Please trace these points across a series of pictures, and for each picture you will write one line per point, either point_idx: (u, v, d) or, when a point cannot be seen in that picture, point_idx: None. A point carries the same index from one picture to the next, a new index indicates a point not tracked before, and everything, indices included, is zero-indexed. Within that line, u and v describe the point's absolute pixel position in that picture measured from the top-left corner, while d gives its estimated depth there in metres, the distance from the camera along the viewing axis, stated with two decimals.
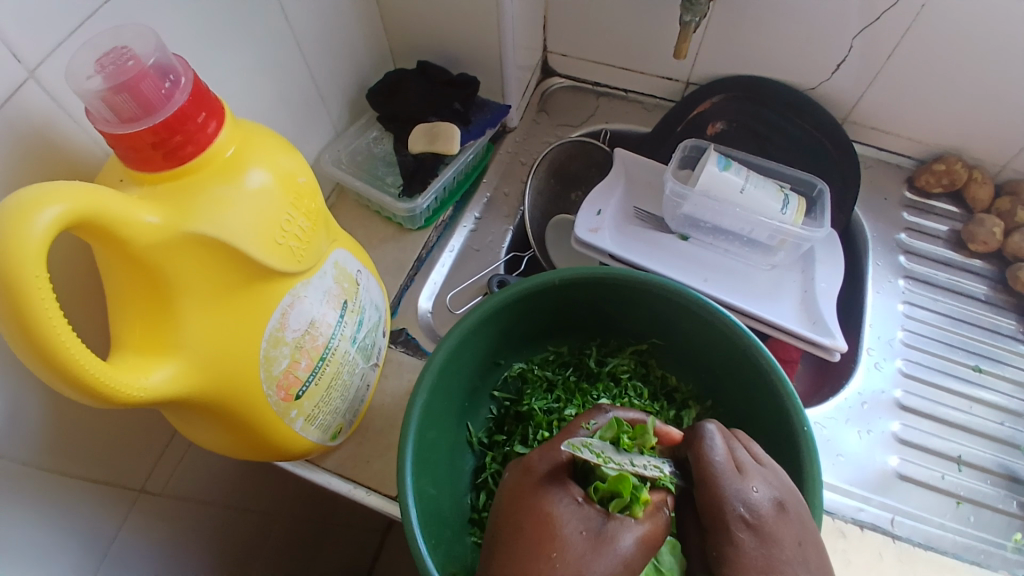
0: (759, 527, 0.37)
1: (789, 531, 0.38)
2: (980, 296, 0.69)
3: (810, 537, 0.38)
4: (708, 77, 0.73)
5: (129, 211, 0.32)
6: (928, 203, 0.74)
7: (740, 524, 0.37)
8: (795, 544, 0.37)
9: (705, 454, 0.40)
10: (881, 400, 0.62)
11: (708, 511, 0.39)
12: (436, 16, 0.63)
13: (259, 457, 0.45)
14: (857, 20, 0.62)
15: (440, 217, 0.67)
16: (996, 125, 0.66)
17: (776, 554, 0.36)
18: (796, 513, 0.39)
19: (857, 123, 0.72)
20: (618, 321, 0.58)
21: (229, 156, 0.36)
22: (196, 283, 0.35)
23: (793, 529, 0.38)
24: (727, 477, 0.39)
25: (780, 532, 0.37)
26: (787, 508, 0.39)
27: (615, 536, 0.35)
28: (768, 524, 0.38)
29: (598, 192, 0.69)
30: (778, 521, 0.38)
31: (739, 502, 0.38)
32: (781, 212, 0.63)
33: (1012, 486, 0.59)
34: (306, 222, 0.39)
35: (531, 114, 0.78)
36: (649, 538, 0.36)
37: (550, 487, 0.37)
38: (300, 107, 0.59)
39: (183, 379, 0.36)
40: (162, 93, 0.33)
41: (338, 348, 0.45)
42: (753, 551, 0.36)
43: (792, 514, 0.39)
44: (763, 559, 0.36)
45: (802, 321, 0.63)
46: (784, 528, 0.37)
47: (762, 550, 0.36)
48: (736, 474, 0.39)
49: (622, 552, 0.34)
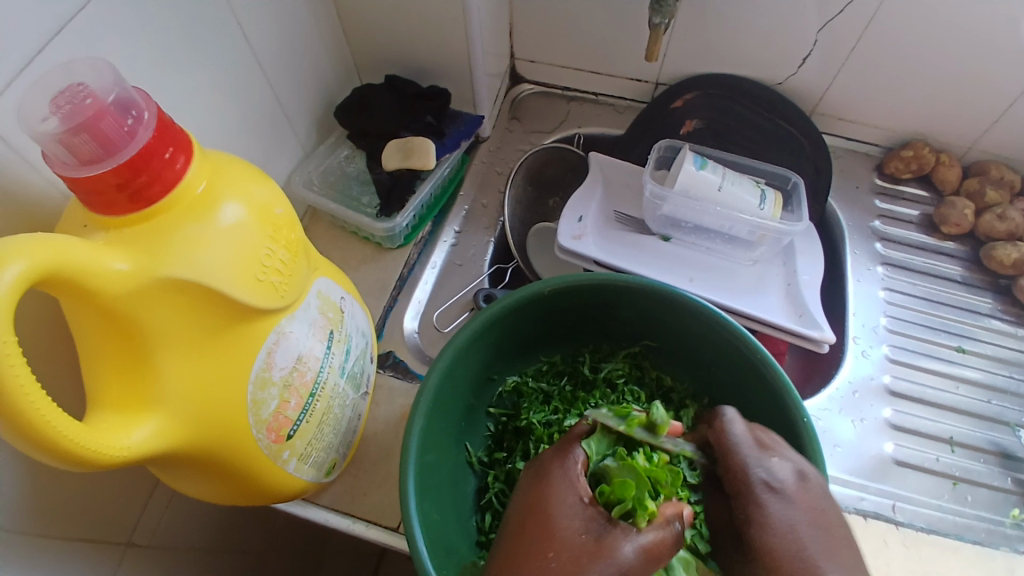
0: (783, 493, 0.37)
1: (811, 499, 0.37)
2: (957, 276, 0.71)
3: (835, 506, 0.37)
4: (678, 76, 0.73)
5: (97, 260, 0.30)
6: (898, 188, 0.75)
7: (762, 488, 0.37)
8: (818, 510, 0.37)
9: (724, 430, 0.41)
10: (871, 386, 0.63)
11: (730, 478, 0.39)
12: (402, 29, 0.61)
13: (251, 502, 0.43)
14: (822, 13, 0.63)
15: (420, 233, 0.65)
16: (960, 108, 0.68)
17: (799, 518, 0.36)
18: (820, 482, 0.38)
19: (825, 114, 0.74)
20: (610, 326, 0.57)
21: (201, 192, 0.34)
22: (174, 330, 0.33)
23: (814, 496, 0.37)
24: (746, 449, 0.39)
25: (802, 497, 0.37)
26: (809, 478, 0.38)
27: (615, 543, 0.33)
28: (791, 491, 0.37)
29: (578, 198, 0.69)
30: (801, 490, 0.37)
31: (759, 472, 0.38)
32: (760, 208, 0.63)
33: (1005, 462, 0.60)
34: (287, 254, 0.37)
35: (503, 122, 0.77)
36: (654, 551, 0.34)
37: (558, 487, 0.36)
38: (266, 130, 0.56)
39: (164, 433, 0.33)
40: (124, 130, 0.31)
41: (327, 382, 0.44)
42: (777, 513, 0.36)
43: (814, 484, 0.38)
44: (787, 520, 0.36)
45: (789, 314, 0.63)
46: (808, 497, 0.37)
47: (783, 510, 0.36)
48: (758, 449, 0.39)
49: (621, 562, 0.32)
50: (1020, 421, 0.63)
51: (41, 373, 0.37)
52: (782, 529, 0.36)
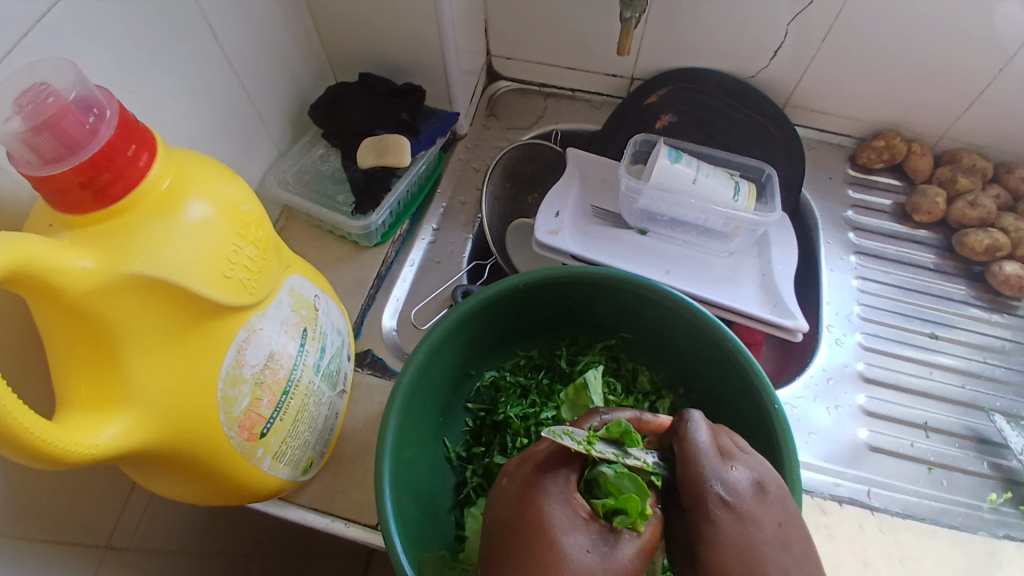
0: (740, 508, 0.35)
1: (761, 514, 0.35)
2: (930, 264, 0.72)
3: (791, 519, 0.36)
4: (652, 71, 0.74)
5: (61, 258, 0.30)
6: (870, 178, 0.76)
7: (718, 503, 0.35)
8: (775, 525, 0.35)
9: (686, 437, 0.37)
10: (845, 373, 0.64)
11: (687, 489, 0.36)
12: (374, 26, 0.61)
13: (227, 501, 0.43)
14: (790, 7, 0.63)
15: (397, 231, 0.65)
16: (929, 98, 0.69)
17: (753, 537, 0.34)
18: (778, 495, 0.36)
19: (797, 106, 0.75)
20: (587, 319, 0.58)
21: (166, 189, 0.33)
22: (142, 328, 0.33)
23: (772, 511, 0.35)
24: (708, 461, 0.36)
25: (759, 514, 0.35)
26: (768, 490, 0.36)
27: (623, 556, 0.33)
28: (746, 506, 0.35)
29: (555, 194, 0.69)
30: (758, 504, 0.35)
31: (719, 487, 0.35)
32: (734, 200, 0.64)
33: (980, 446, 0.61)
34: (255, 251, 0.37)
35: (480, 119, 0.77)
36: (650, 551, 0.35)
37: (557, 506, 0.34)
38: (238, 130, 0.56)
39: (134, 431, 0.33)
40: (87, 129, 0.31)
41: (301, 379, 0.44)
42: (731, 529, 0.34)
43: (773, 498, 0.36)
44: (741, 537, 0.34)
45: (763, 304, 0.64)
46: (763, 511, 0.35)
47: (739, 526, 0.34)
48: (718, 458, 0.37)
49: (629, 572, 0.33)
50: (993, 405, 0.64)
51: (10, 374, 0.37)
52: (735, 548, 0.33)
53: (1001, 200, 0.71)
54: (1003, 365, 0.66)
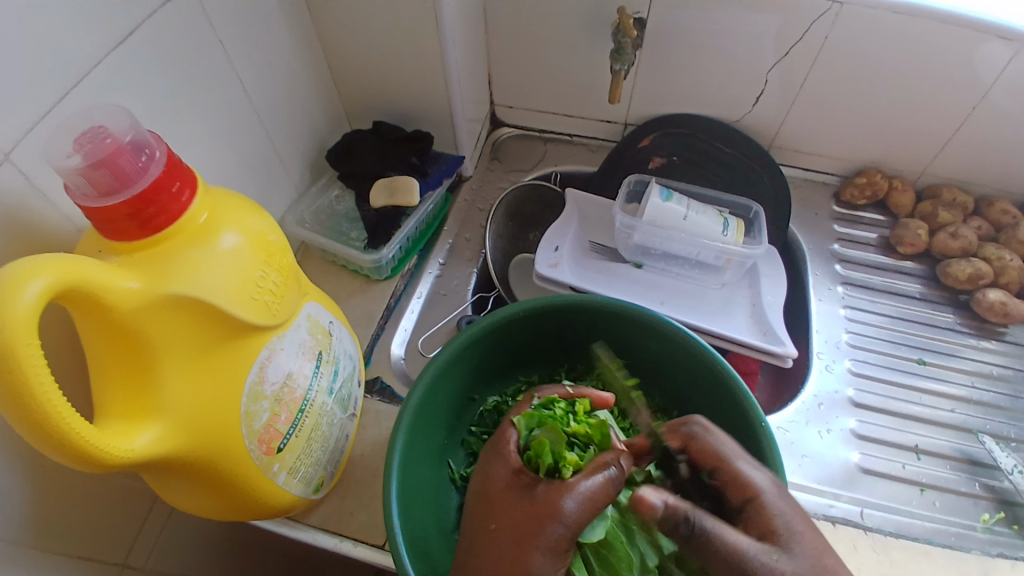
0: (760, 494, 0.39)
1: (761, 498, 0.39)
2: (916, 293, 0.75)
3: None
4: (644, 116, 0.79)
5: (111, 278, 0.34)
6: (855, 214, 0.80)
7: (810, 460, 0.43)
8: None
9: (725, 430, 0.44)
10: (836, 399, 0.67)
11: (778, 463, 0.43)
12: (386, 78, 0.67)
13: (243, 516, 0.46)
14: (770, 54, 0.69)
15: (406, 265, 0.69)
16: (905, 137, 0.74)
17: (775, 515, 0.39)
18: None
19: (782, 148, 0.80)
20: (585, 346, 0.61)
21: (202, 222, 0.38)
22: (176, 343, 0.36)
23: None
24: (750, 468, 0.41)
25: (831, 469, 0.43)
26: None
27: (555, 501, 0.38)
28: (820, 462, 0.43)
29: (554, 229, 0.73)
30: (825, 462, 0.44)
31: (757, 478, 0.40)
32: (722, 234, 0.68)
33: (972, 468, 0.63)
34: (278, 277, 0.41)
35: (485, 163, 0.82)
36: (593, 497, 0.38)
37: (508, 474, 0.41)
38: (260, 171, 0.61)
39: (166, 438, 0.37)
40: (138, 167, 0.36)
41: (315, 400, 0.47)
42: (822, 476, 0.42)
43: None
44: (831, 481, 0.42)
45: (755, 333, 0.67)
46: None
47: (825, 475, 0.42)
48: None
49: (563, 515, 0.37)
50: (982, 428, 0.66)
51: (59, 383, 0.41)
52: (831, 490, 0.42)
53: (982, 231, 0.75)
54: (992, 390, 0.68)
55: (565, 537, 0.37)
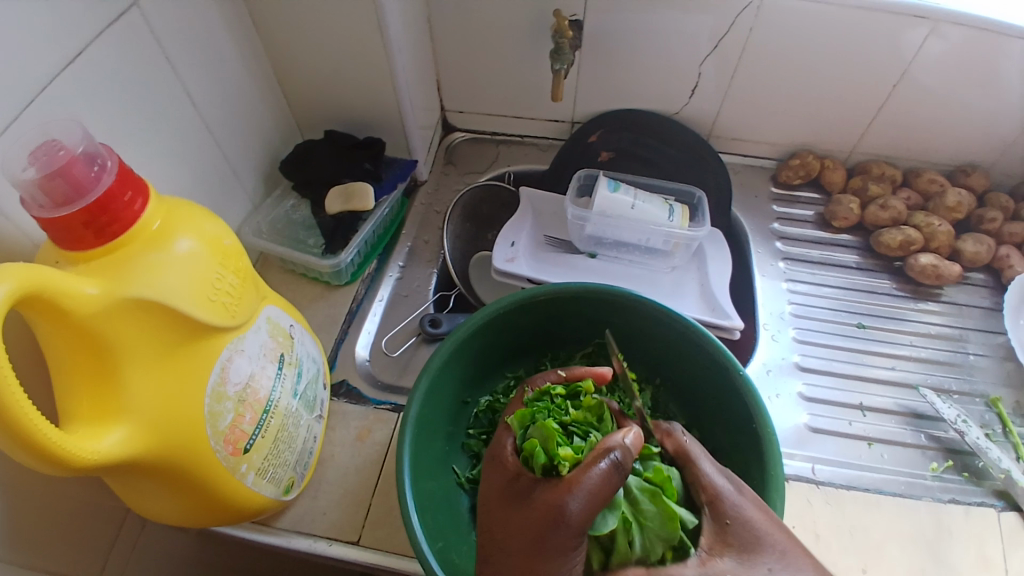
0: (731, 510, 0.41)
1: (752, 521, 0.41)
2: (854, 264, 0.80)
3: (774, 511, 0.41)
4: (589, 114, 0.83)
5: (71, 284, 0.35)
6: (793, 194, 0.85)
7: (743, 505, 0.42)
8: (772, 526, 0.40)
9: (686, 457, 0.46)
10: (784, 367, 0.71)
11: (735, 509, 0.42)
12: (336, 89, 0.69)
13: (212, 518, 0.47)
14: (701, 48, 0.73)
15: (365, 269, 0.71)
16: (832, 118, 0.79)
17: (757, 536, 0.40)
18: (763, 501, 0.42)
19: (720, 136, 0.84)
20: (560, 334, 0.63)
21: (156, 229, 0.39)
22: (138, 345, 0.37)
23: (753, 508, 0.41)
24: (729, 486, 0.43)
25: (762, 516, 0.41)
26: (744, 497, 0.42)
27: (556, 501, 0.38)
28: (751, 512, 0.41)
29: (510, 226, 0.76)
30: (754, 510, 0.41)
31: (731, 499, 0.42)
32: (669, 220, 0.71)
33: (916, 421, 0.67)
34: (235, 279, 0.43)
35: (439, 167, 0.85)
36: (593, 491, 0.38)
37: (507, 480, 0.44)
38: (215, 184, 0.62)
39: (132, 439, 0.38)
40: (92, 176, 0.37)
41: (280, 401, 0.48)
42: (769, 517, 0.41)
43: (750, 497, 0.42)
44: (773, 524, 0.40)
45: (703, 309, 0.71)
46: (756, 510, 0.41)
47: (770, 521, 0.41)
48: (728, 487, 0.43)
49: (563, 513, 0.37)
50: (921, 383, 0.70)
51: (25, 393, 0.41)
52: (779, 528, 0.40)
53: (912, 201, 0.80)
54: (930, 347, 0.73)
55: (570, 535, 0.37)
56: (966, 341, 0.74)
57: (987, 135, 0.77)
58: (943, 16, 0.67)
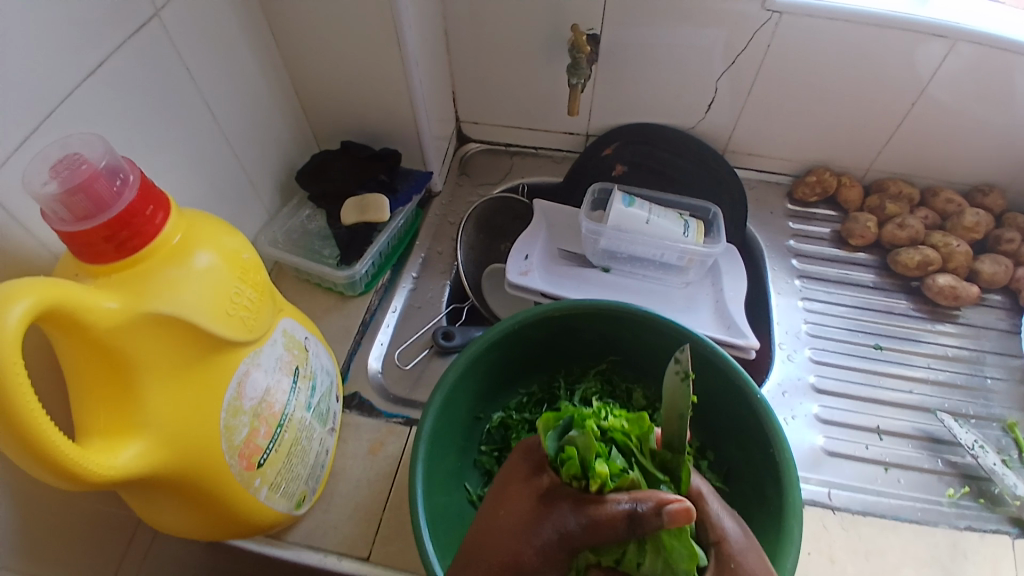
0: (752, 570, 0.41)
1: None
2: (870, 283, 0.79)
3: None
4: (604, 127, 0.83)
5: (90, 299, 0.35)
6: (808, 211, 0.84)
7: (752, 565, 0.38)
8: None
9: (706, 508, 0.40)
10: (799, 386, 0.70)
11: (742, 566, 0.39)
12: (352, 100, 0.69)
13: (225, 532, 0.46)
14: (718, 64, 0.73)
15: (379, 280, 0.71)
16: (849, 135, 0.79)
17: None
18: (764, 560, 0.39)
19: (736, 151, 0.84)
20: (574, 349, 0.63)
21: (176, 243, 0.39)
22: (156, 360, 0.37)
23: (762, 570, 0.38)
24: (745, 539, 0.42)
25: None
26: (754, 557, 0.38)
27: (561, 511, 0.36)
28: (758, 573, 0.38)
29: (524, 239, 0.76)
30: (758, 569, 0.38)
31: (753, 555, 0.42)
32: (683, 236, 0.71)
33: (934, 445, 0.66)
34: (253, 293, 0.43)
35: (454, 178, 0.85)
36: (599, 523, 0.34)
37: (531, 472, 0.40)
38: (231, 194, 0.62)
39: (148, 454, 0.38)
40: (113, 191, 0.37)
41: (294, 415, 0.48)
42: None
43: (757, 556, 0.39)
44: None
45: (718, 326, 0.71)
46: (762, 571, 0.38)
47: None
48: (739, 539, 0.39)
49: (561, 526, 0.35)
50: (939, 406, 0.69)
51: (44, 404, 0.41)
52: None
53: (929, 220, 0.79)
54: (948, 370, 0.72)
55: (559, 547, 0.35)
56: (984, 365, 0.73)
57: (1005, 154, 0.77)
58: (962, 35, 0.66)
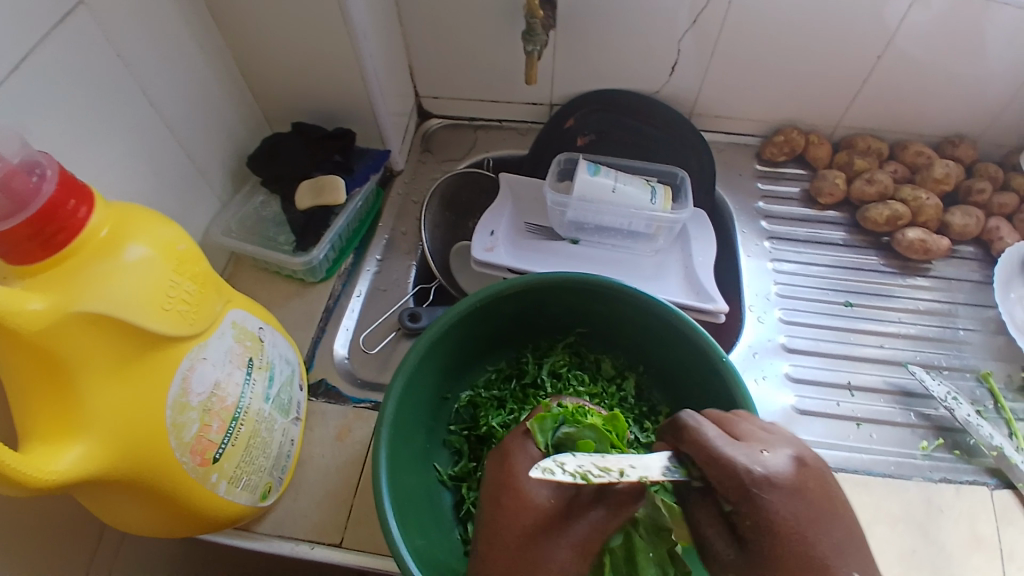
0: (787, 487, 0.34)
1: (827, 486, 0.35)
2: (840, 241, 0.79)
3: (831, 492, 0.35)
4: (567, 95, 0.81)
5: (13, 301, 0.33)
6: (777, 170, 0.83)
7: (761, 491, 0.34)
8: (805, 506, 0.34)
9: (697, 437, 0.36)
10: (770, 348, 0.70)
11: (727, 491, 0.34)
12: (301, 79, 0.67)
13: (187, 528, 0.46)
14: (680, 25, 0.70)
15: (341, 265, 0.70)
16: (815, 92, 0.77)
17: (809, 512, 0.33)
18: (816, 468, 0.36)
19: (702, 113, 0.82)
20: (541, 323, 0.62)
21: (105, 237, 0.37)
22: (92, 360, 0.36)
23: (810, 486, 0.34)
24: (726, 447, 0.35)
25: (801, 491, 0.34)
26: (808, 464, 0.36)
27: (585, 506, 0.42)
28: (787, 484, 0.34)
29: (489, 214, 0.74)
30: (801, 482, 0.34)
31: (752, 471, 0.34)
32: (651, 203, 0.69)
33: (905, 399, 0.66)
34: (192, 286, 0.41)
35: (416, 155, 0.82)
36: (618, 508, 0.42)
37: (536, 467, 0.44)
38: (179, 183, 0.60)
39: (93, 456, 0.37)
40: (32, 186, 0.35)
41: (250, 407, 0.47)
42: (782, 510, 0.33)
43: (811, 467, 0.35)
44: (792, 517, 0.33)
45: (688, 293, 0.70)
46: (809, 483, 0.34)
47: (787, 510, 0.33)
48: (744, 449, 0.36)
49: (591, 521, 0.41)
50: (910, 360, 0.69)
51: None
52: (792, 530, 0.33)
53: (899, 174, 0.79)
54: (919, 324, 0.72)
55: (586, 536, 0.41)
56: (956, 317, 0.73)
57: (974, 105, 0.76)
58: None
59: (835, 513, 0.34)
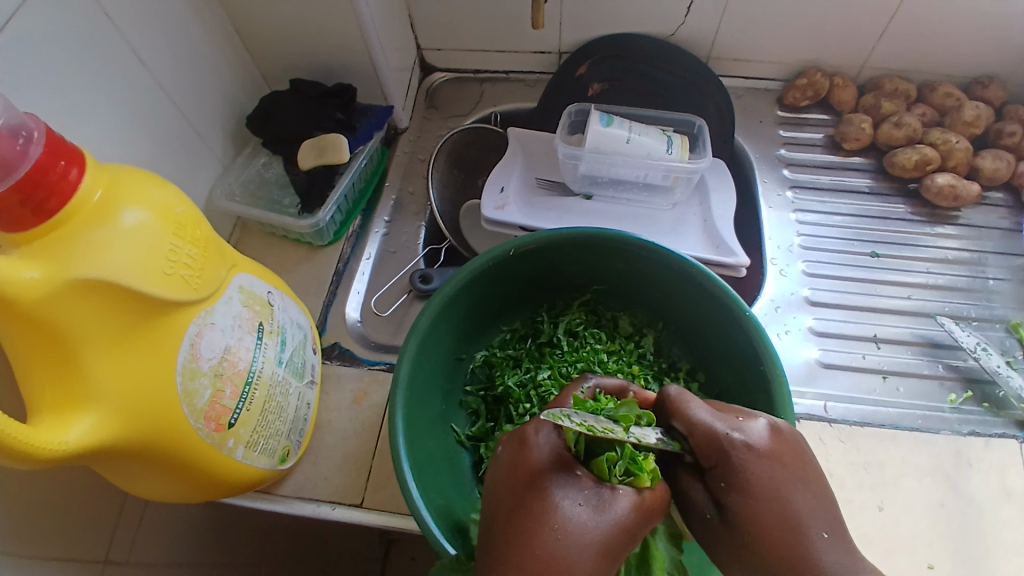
0: (763, 452, 0.38)
1: (799, 452, 0.39)
2: (866, 188, 0.75)
3: (805, 460, 0.39)
4: (576, 43, 0.77)
5: (6, 270, 0.32)
6: (800, 116, 0.79)
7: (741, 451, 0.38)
8: (783, 467, 0.38)
9: (683, 411, 0.40)
10: (793, 302, 0.68)
11: (708, 453, 0.39)
12: (296, 33, 0.63)
13: (208, 494, 0.46)
14: None
15: (349, 227, 0.68)
16: (841, 31, 0.73)
17: (785, 475, 0.38)
18: (791, 436, 0.40)
19: (720, 58, 0.78)
20: (556, 282, 0.60)
21: (99, 200, 0.36)
22: (94, 330, 0.35)
23: (787, 449, 0.39)
24: (710, 418, 0.39)
25: (779, 455, 0.38)
26: (783, 431, 0.40)
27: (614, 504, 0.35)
28: (766, 447, 0.38)
29: (499, 170, 0.72)
30: (778, 446, 0.39)
31: (732, 437, 0.38)
32: (667, 152, 0.66)
33: (933, 351, 0.64)
34: (194, 250, 0.40)
35: (421, 112, 0.79)
36: (649, 507, 0.37)
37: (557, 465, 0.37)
38: (177, 146, 0.58)
39: (104, 426, 0.36)
40: (17, 149, 0.34)
41: (263, 371, 0.46)
42: (761, 470, 0.38)
43: (787, 437, 0.40)
44: (769, 479, 0.37)
45: (707, 247, 0.68)
46: (784, 448, 0.39)
47: (765, 469, 0.38)
48: (724, 419, 0.40)
49: (622, 519, 0.35)
50: (939, 311, 0.67)
51: None
52: (767, 490, 0.37)
53: (928, 117, 0.74)
54: (948, 274, 0.69)
55: (618, 539, 0.34)
56: (986, 266, 0.70)
57: (1009, 40, 0.71)
58: None
59: (807, 476, 0.39)
